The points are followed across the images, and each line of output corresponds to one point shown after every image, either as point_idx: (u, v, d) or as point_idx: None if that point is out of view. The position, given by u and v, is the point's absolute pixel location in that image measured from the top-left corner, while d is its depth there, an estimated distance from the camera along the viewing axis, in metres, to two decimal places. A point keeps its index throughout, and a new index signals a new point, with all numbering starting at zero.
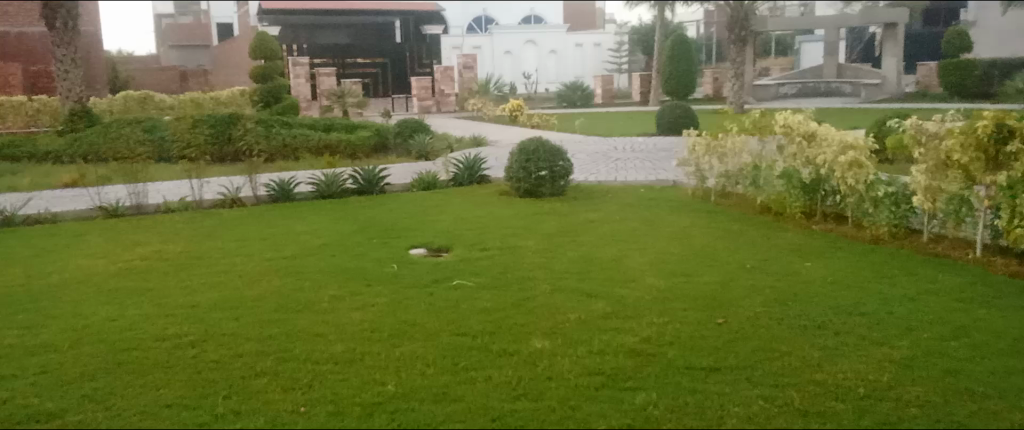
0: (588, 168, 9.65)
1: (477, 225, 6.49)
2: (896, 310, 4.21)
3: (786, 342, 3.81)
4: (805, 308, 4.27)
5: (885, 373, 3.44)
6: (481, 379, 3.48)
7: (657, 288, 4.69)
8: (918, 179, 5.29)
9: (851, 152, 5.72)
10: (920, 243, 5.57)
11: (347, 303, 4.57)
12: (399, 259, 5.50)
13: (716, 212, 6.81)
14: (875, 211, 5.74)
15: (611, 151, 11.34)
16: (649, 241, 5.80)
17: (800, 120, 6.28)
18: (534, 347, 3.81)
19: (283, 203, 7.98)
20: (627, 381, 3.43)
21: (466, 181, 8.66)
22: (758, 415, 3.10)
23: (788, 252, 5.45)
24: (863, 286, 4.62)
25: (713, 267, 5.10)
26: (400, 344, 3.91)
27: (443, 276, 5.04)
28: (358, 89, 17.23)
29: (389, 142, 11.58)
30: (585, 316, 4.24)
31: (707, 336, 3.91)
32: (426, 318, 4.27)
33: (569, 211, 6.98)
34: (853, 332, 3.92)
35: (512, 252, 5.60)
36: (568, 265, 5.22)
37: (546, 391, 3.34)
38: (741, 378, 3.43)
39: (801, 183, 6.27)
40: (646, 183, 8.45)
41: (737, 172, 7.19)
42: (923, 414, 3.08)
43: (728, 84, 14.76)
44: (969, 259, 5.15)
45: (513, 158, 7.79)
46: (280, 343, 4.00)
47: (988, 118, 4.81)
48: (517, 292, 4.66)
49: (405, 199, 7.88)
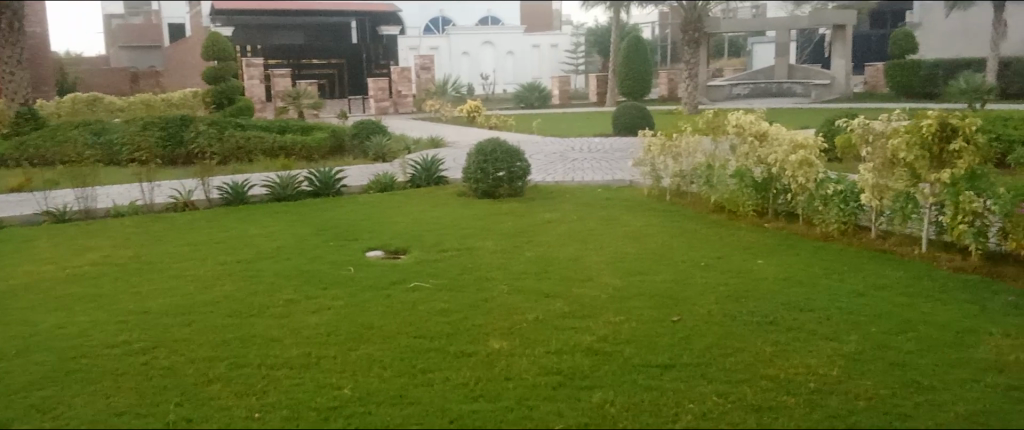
0: (545, 168, 9.69)
1: (434, 226, 6.48)
2: (846, 305, 4.31)
3: (740, 339, 3.88)
4: (757, 304, 4.35)
5: (835, 367, 3.52)
6: (438, 380, 3.47)
7: (614, 286, 4.73)
8: (867, 178, 5.47)
9: (801, 151, 5.86)
10: (867, 239, 5.70)
11: (303, 307, 4.53)
12: (356, 262, 5.46)
13: (671, 211, 6.89)
14: (825, 209, 5.88)
15: (569, 151, 11.40)
16: (606, 241, 5.85)
17: (751, 120, 6.42)
18: (491, 347, 3.82)
19: (236, 206, 7.87)
20: (584, 379, 3.45)
21: (424, 182, 8.64)
22: (711, 411, 3.14)
23: (742, 250, 5.54)
24: (814, 283, 4.72)
25: (668, 265, 5.16)
26: (357, 347, 3.88)
27: (400, 278, 5.01)
28: (314, 90, 17.03)
29: (346, 145, 11.25)
30: (542, 315, 4.26)
31: (663, 333, 3.96)
32: (383, 321, 4.24)
33: (527, 211, 7.01)
34: (805, 327, 4.00)
35: (470, 252, 5.60)
36: (526, 266, 5.23)
37: (504, 392, 3.34)
38: (695, 374, 3.48)
39: (753, 182, 6.43)
40: (603, 183, 8.52)
41: (691, 172, 7.31)
42: (871, 407, 3.16)
43: (683, 85, 14.93)
44: (915, 255, 5.29)
45: (471, 159, 7.81)
46: (234, 348, 3.95)
47: (932, 118, 4.96)
48: (475, 293, 4.66)
49: (361, 201, 7.83)
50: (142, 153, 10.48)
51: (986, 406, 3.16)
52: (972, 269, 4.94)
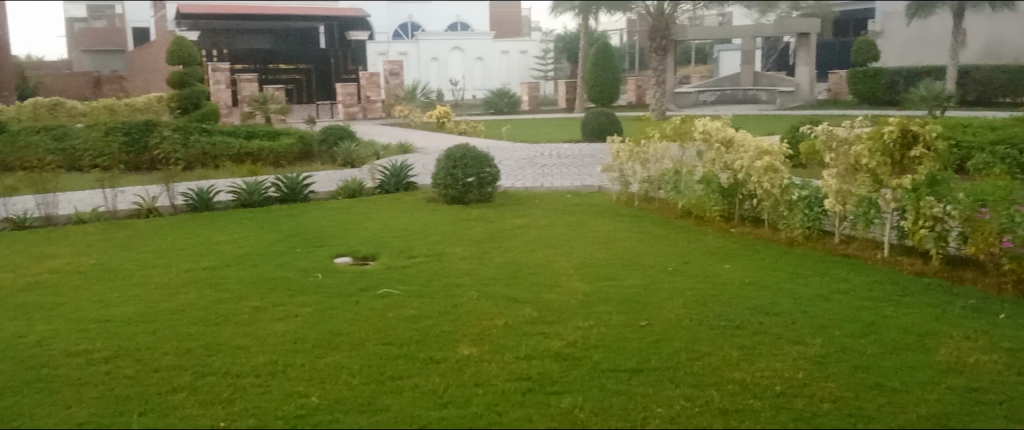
0: (515, 174, 9.71)
1: (404, 232, 6.46)
2: (811, 308, 4.38)
3: (707, 343, 3.91)
4: (724, 309, 4.40)
5: (800, 370, 3.57)
6: (407, 387, 3.46)
7: (583, 292, 4.75)
8: (830, 183, 5.53)
9: (766, 157, 5.94)
10: (831, 244, 5.78)
11: (269, 314, 4.48)
12: (324, 268, 5.41)
13: (639, 217, 6.94)
14: (790, 214, 5.96)
15: (538, 157, 11.45)
16: (575, 246, 5.88)
17: (718, 126, 6.46)
18: (460, 354, 3.81)
19: (201, 212, 7.77)
20: (553, 385, 3.46)
21: (393, 188, 8.61)
22: (679, 415, 3.17)
23: (709, 254, 5.60)
24: (779, 287, 4.78)
25: (636, 271, 5.20)
26: (325, 355, 3.84)
27: (369, 284, 4.98)
28: (281, 95, 16.87)
29: (313, 150, 11.22)
30: (511, 321, 4.25)
31: (632, 338, 3.98)
32: (351, 328, 4.21)
33: (496, 217, 7.01)
34: (770, 331, 4.05)
35: (439, 258, 5.59)
36: (494, 271, 5.23)
37: (473, 398, 3.34)
38: (664, 378, 3.51)
39: (720, 187, 6.51)
40: (573, 189, 8.54)
41: (658, 177, 7.37)
42: (836, 409, 3.20)
43: (651, 92, 15.09)
44: (877, 260, 5.38)
45: (440, 165, 7.79)
46: (199, 356, 3.89)
47: (894, 124, 5.06)
48: (444, 299, 4.65)
49: (329, 207, 7.76)
50: (106, 159, 10.38)
51: (946, 407, 3.22)
52: (933, 273, 5.03)
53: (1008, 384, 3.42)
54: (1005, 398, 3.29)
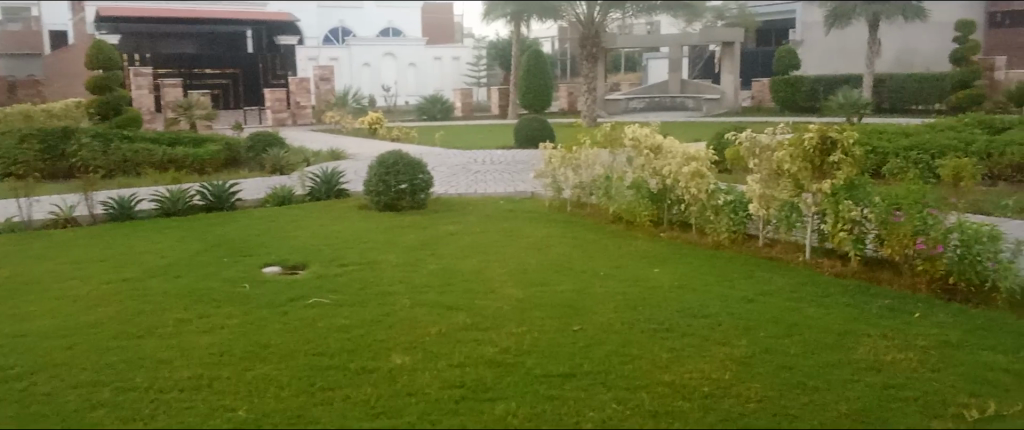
0: (448, 180, 9.69)
1: (335, 240, 6.37)
2: (736, 310, 4.49)
3: (638, 347, 3.97)
4: (654, 312, 4.47)
5: (727, 371, 3.65)
6: (338, 398, 3.41)
7: (516, 298, 4.76)
8: (754, 188, 5.70)
9: (693, 163, 6.10)
10: (755, 247, 5.94)
11: (194, 326, 4.36)
12: (252, 278, 5.29)
13: (572, 223, 7.00)
14: (716, 218, 6.11)
15: (471, 163, 11.44)
16: (509, 252, 5.89)
17: (647, 133, 6.60)
18: (393, 363, 3.77)
19: (122, 222, 7.50)
20: (486, 392, 3.45)
21: (324, 194, 8.47)
22: (611, 418, 3.21)
23: (640, 259, 5.68)
24: (707, 290, 4.89)
25: (568, 276, 5.25)
26: (252, 367, 3.76)
27: (298, 294, 4.89)
28: (207, 101, 16.40)
29: (240, 157, 10.94)
30: (445, 328, 4.24)
31: (564, 343, 4.01)
32: (280, 339, 4.13)
33: (429, 224, 6.97)
34: (698, 333, 4.14)
35: (372, 266, 5.53)
36: (427, 278, 5.21)
37: (407, 407, 3.31)
38: (595, 382, 3.54)
39: (649, 193, 6.65)
40: (505, 195, 8.57)
41: (590, 183, 7.46)
42: (760, 408, 3.29)
43: (583, 99, 15.28)
44: (799, 262, 5.55)
45: (372, 172, 7.71)
46: (120, 371, 3.76)
47: (813, 131, 5.24)
48: (376, 308, 4.60)
49: (257, 215, 7.59)
50: (20, 166, 9.61)
51: (864, 404, 3.34)
52: (851, 274, 5.21)
53: (922, 380, 3.57)
54: (920, 394, 3.43)
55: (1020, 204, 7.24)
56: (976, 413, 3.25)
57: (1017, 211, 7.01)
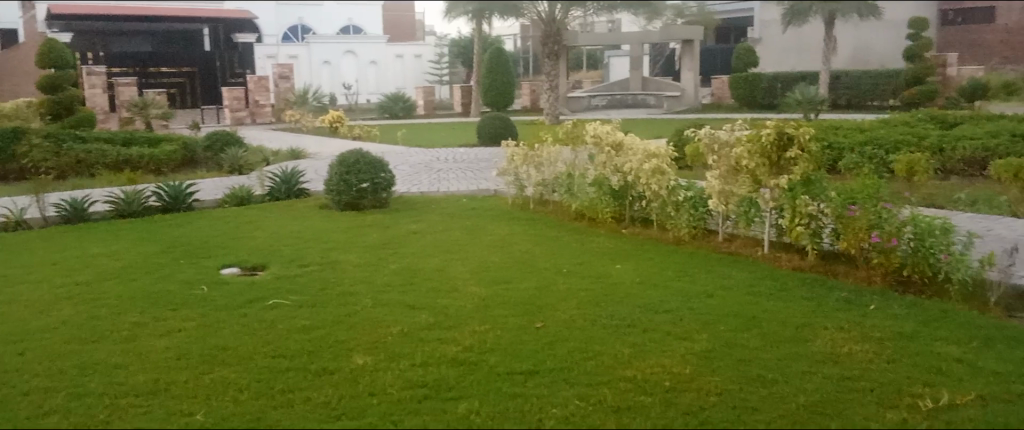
0: (410, 179, 9.64)
1: (295, 240, 6.29)
2: (696, 305, 4.53)
3: (600, 343, 3.98)
4: (616, 308, 4.50)
5: (688, 365, 3.68)
6: (299, 400, 3.37)
7: (479, 296, 4.74)
8: (713, 184, 5.78)
9: (654, 160, 6.16)
10: (715, 242, 6.00)
11: (150, 330, 4.27)
12: (210, 280, 5.20)
13: (534, 220, 7.01)
14: (677, 214, 6.14)
15: (434, 161, 11.40)
16: (471, 251, 5.87)
17: (608, 130, 6.65)
18: (355, 364, 3.73)
19: (76, 224, 7.33)
20: (448, 391, 3.44)
21: (284, 194, 8.36)
22: (573, 414, 3.21)
23: (602, 256, 5.70)
24: (667, 285, 4.93)
25: (531, 273, 5.25)
26: (210, 370, 3.69)
27: (257, 295, 4.81)
28: (163, 100, 16.09)
29: (197, 157, 10.82)
30: (407, 328, 4.20)
31: (527, 340, 4.01)
32: (239, 341, 4.06)
33: (391, 223, 6.92)
34: (660, 329, 4.17)
35: (333, 267, 5.47)
36: (389, 278, 5.17)
37: (368, 408, 3.28)
38: (558, 379, 3.55)
39: (610, 190, 6.64)
40: (468, 193, 8.53)
41: (552, 181, 7.44)
42: (721, 402, 3.32)
43: (546, 96, 15.26)
44: (759, 256, 5.61)
45: (333, 171, 7.62)
46: (73, 377, 3.66)
47: (771, 127, 5.31)
48: (337, 308, 4.54)
49: (215, 216, 7.47)
50: None
51: (822, 395, 3.39)
52: (809, 268, 5.28)
53: (879, 372, 3.63)
54: (876, 385, 3.49)
55: (973, 196, 7.37)
56: (930, 403, 3.32)
57: (969, 204, 7.16)
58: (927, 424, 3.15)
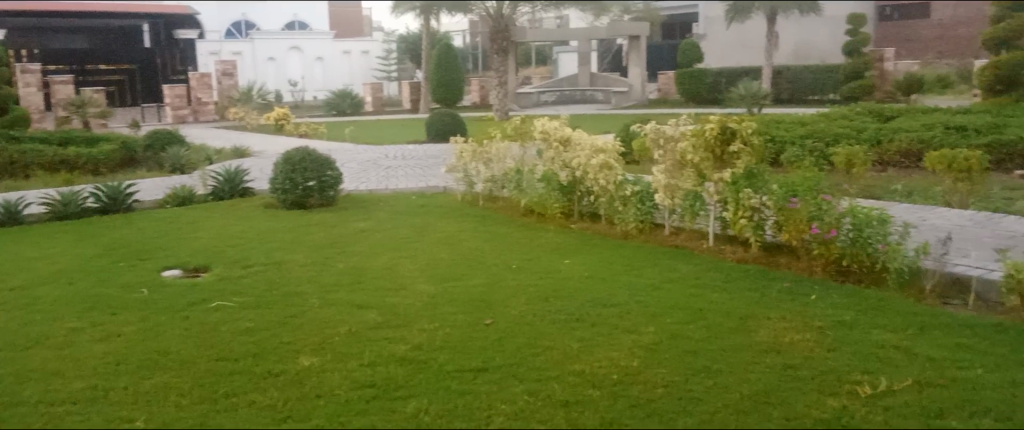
0: (358, 176, 9.55)
1: (240, 241, 6.17)
2: (643, 298, 4.58)
3: (549, 338, 3.99)
4: (565, 303, 4.51)
5: (636, 359, 3.72)
6: (243, 403, 3.30)
7: (427, 294, 4.71)
8: (659, 179, 5.85)
9: (601, 155, 6.21)
10: (661, 236, 6.06)
11: (88, 334, 4.15)
12: (150, 283, 5.07)
13: (483, 216, 7.00)
14: (624, 209, 6.20)
15: (382, 158, 11.30)
16: (420, 248, 5.84)
17: (555, 126, 6.69)
18: (301, 365, 3.67)
19: (9, 227, 7.08)
20: (397, 390, 3.41)
21: (227, 194, 8.19)
22: (522, 410, 3.22)
23: (550, 251, 5.72)
24: (615, 279, 4.98)
25: (480, 270, 5.24)
26: (151, 376, 3.60)
27: (200, 298, 4.71)
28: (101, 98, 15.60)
29: (137, 156, 10.59)
30: (355, 328, 4.16)
31: (476, 337, 4.00)
32: (181, 345, 3.97)
33: (339, 222, 6.84)
34: (607, 322, 4.20)
35: (278, 267, 5.38)
36: (337, 277, 5.11)
37: (315, 410, 3.23)
38: (507, 375, 3.55)
39: (559, 185, 6.66)
40: (417, 190, 8.48)
41: (501, 177, 7.45)
42: (667, 394, 3.36)
43: (494, 92, 15.16)
44: (704, 249, 5.68)
45: (279, 169, 7.51)
46: (6, 385, 3.54)
47: (714, 122, 5.41)
48: (282, 309, 4.47)
49: (156, 217, 7.29)
50: None
51: (765, 384, 3.45)
52: (752, 260, 5.38)
53: (819, 360, 3.72)
54: (817, 373, 3.57)
55: (909, 188, 7.61)
56: (869, 390, 3.41)
57: (904, 195, 7.38)
58: (866, 410, 3.23)
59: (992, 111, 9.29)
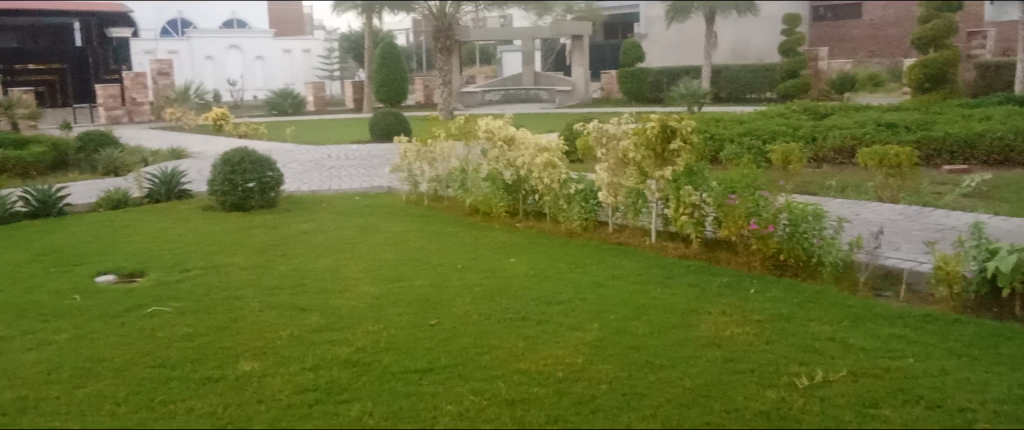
0: (300, 177, 9.40)
1: (178, 244, 6.02)
2: (587, 295, 4.62)
3: (495, 337, 4.00)
4: (510, 302, 4.52)
5: (580, 355, 3.75)
6: (182, 411, 3.23)
7: (372, 296, 4.67)
8: (602, 177, 5.91)
9: (545, 154, 6.24)
10: (605, 233, 6.12)
11: (17, 343, 4.00)
12: (84, 289, 4.91)
13: (428, 216, 6.97)
14: (568, 207, 6.24)
15: (325, 159, 11.16)
16: (365, 249, 5.78)
17: (500, 125, 6.72)
18: (241, 370, 3.60)
19: None
20: (341, 393, 3.37)
21: (164, 196, 7.99)
22: (468, 410, 3.22)
23: (495, 250, 5.73)
24: (559, 276, 5.01)
25: (425, 270, 5.21)
26: (84, 384, 3.49)
27: (135, 304, 4.58)
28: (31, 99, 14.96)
29: (69, 159, 10.25)
30: (297, 331, 4.10)
31: (421, 338, 3.98)
32: (116, 352, 3.86)
33: (281, 224, 6.73)
34: (552, 320, 4.22)
35: (218, 270, 5.27)
36: (278, 280, 5.02)
37: (256, 416, 3.17)
38: (453, 375, 3.54)
39: (504, 184, 6.67)
40: (360, 191, 8.39)
41: (446, 177, 7.44)
42: (611, 389, 3.40)
43: (439, 91, 15.16)
44: (646, 246, 5.76)
45: (217, 170, 7.35)
46: None
47: (655, 120, 5.49)
48: (221, 314, 4.38)
49: (89, 221, 7.06)
50: None
51: (706, 378, 3.51)
52: (693, 256, 5.47)
53: (759, 353, 3.80)
54: (756, 366, 3.65)
55: (843, 184, 7.83)
56: (806, 381, 3.50)
57: (839, 191, 7.60)
58: (803, 400, 3.32)
59: (921, 108, 9.66)
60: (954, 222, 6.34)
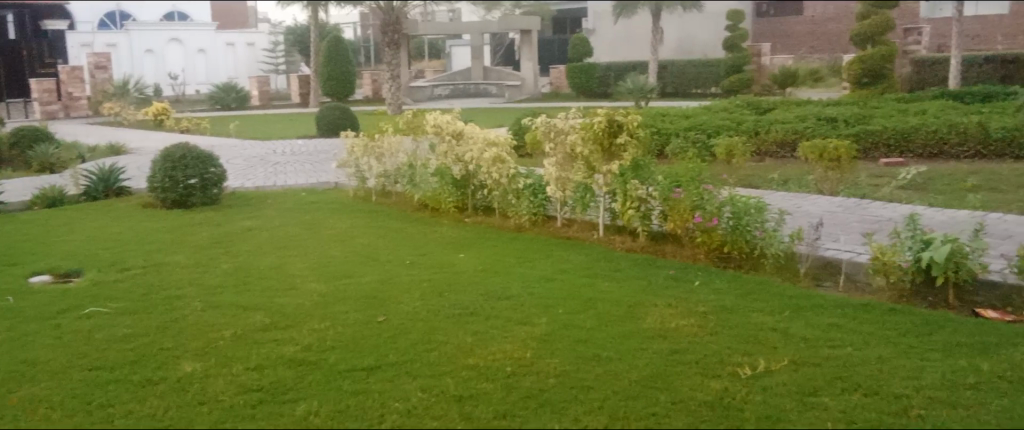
0: (245, 173, 9.21)
1: (116, 243, 5.85)
2: (535, 289, 4.64)
3: (443, 333, 3.99)
4: (458, 297, 4.51)
5: (528, 350, 3.76)
6: (121, 414, 3.15)
7: (318, 293, 4.61)
8: (550, 171, 5.94)
9: (494, 149, 6.26)
10: (554, 227, 6.14)
11: None
12: (16, 290, 4.75)
13: (376, 212, 6.89)
14: (517, 201, 6.25)
15: (270, 154, 10.98)
16: (311, 246, 5.70)
17: (448, 120, 6.70)
18: (183, 371, 3.53)
19: None
20: (286, 393, 3.33)
21: (101, 194, 7.76)
22: (415, 407, 3.20)
23: (444, 245, 5.71)
24: (508, 271, 5.02)
25: (373, 267, 5.16)
26: (17, 389, 3.38)
27: (72, 304, 4.45)
28: None
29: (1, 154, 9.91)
30: (241, 330, 4.03)
31: (368, 336, 3.94)
32: (52, 354, 3.74)
33: (224, 221, 6.59)
34: (500, 315, 4.22)
35: (159, 269, 5.15)
36: (220, 278, 4.93)
37: (198, 418, 3.11)
38: (401, 373, 3.52)
39: (452, 179, 6.64)
40: (307, 187, 8.27)
41: (394, 172, 7.38)
42: (558, 383, 3.42)
43: (387, 85, 15.01)
44: (594, 240, 5.80)
45: (157, 166, 7.18)
46: None
47: (602, 115, 5.59)
48: (162, 314, 4.28)
49: (23, 219, 6.82)
50: None
51: (652, 370, 3.55)
52: (640, 249, 5.53)
53: (703, 344, 3.86)
54: (701, 357, 3.71)
55: (785, 177, 8.00)
56: (749, 371, 3.57)
57: (781, 183, 7.77)
58: (745, 390, 3.39)
59: (858, 102, 9.93)
60: (890, 213, 6.53)
